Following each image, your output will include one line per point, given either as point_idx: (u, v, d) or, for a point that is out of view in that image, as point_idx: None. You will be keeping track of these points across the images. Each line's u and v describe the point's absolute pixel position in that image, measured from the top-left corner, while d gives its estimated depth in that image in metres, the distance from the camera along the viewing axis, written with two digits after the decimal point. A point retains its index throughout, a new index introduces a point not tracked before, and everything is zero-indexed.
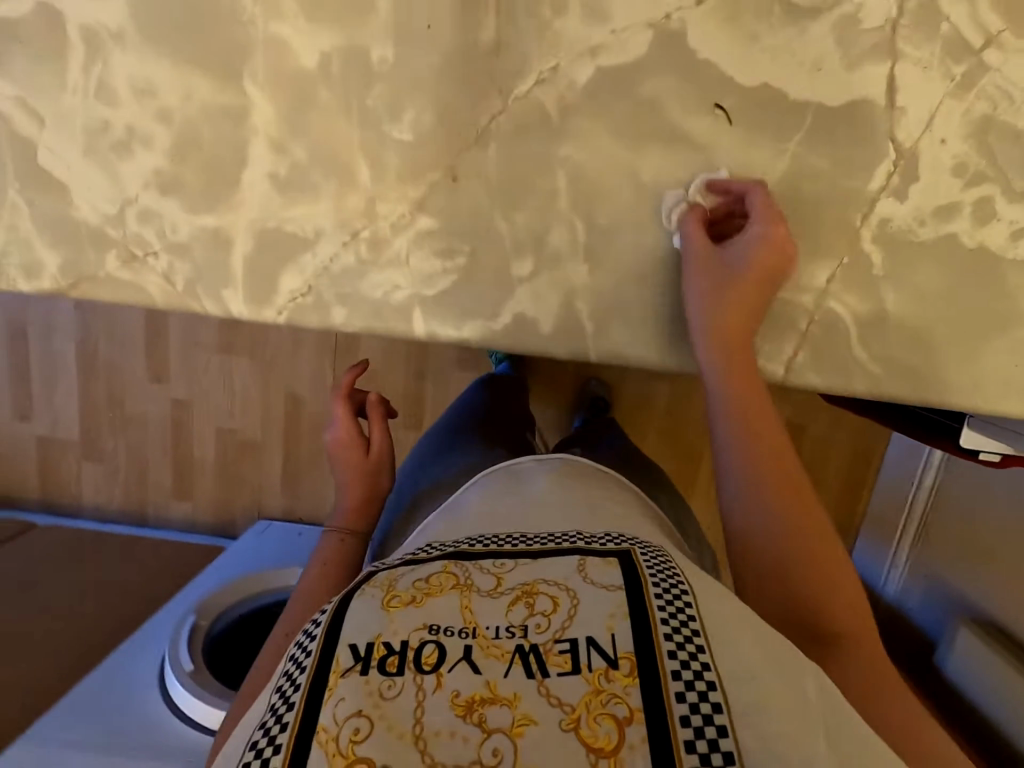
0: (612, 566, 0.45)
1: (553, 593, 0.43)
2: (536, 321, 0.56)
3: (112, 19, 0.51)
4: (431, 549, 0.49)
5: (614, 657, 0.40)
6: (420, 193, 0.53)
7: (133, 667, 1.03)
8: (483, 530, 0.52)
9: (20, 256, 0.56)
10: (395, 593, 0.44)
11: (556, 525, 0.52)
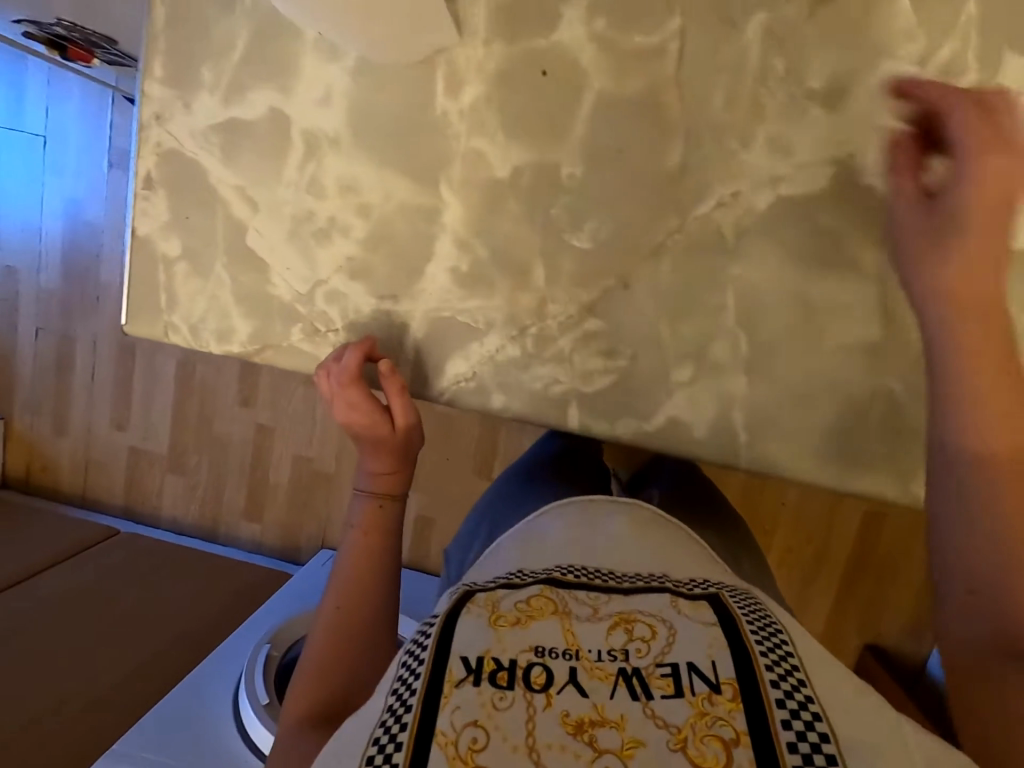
0: (704, 604, 0.45)
1: (650, 621, 0.43)
2: (690, 426, 0.57)
3: (332, 126, 0.57)
4: (523, 576, 0.48)
5: (716, 681, 0.39)
6: (591, 297, 0.56)
7: (211, 684, 1.16)
8: (571, 556, 0.51)
9: (216, 322, 0.62)
10: (499, 611, 0.44)
11: (637, 561, 0.51)
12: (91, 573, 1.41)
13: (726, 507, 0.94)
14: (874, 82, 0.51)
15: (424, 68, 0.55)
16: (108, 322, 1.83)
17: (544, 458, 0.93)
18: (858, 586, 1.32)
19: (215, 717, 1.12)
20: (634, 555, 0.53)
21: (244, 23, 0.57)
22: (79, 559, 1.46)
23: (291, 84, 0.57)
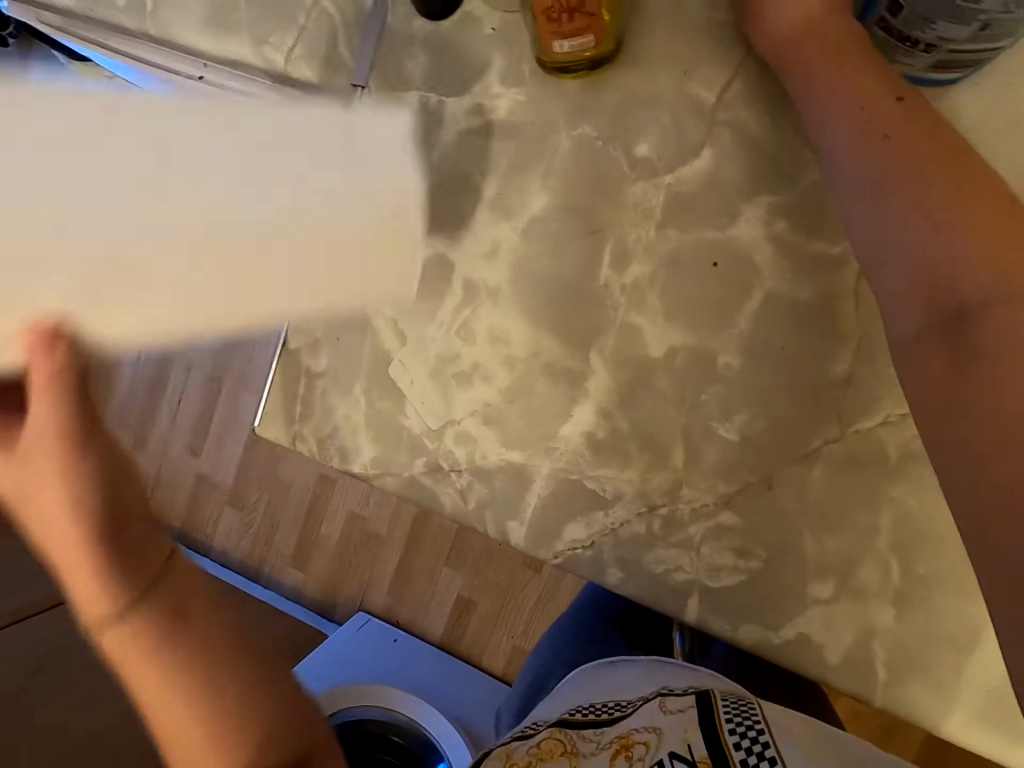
0: (687, 698, 0.57)
1: (645, 739, 0.56)
2: (822, 647, 0.53)
3: (494, 279, 0.59)
4: (536, 725, 0.64)
5: (692, 759, 0.52)
6: (729, 489, 0.54)
7: None
8: (580, 700, 0.66)
9: (342, 440, 0.63)
10: (512, 760, 0.60)
11: (635, 689, 0.65)
12: None
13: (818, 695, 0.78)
14: None
15: (594, 239, 0.56)
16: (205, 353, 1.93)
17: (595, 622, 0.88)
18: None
19: None
20: (637, 679, 0.66)
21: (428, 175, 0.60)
22: None
23: (461, 233, 0.59)
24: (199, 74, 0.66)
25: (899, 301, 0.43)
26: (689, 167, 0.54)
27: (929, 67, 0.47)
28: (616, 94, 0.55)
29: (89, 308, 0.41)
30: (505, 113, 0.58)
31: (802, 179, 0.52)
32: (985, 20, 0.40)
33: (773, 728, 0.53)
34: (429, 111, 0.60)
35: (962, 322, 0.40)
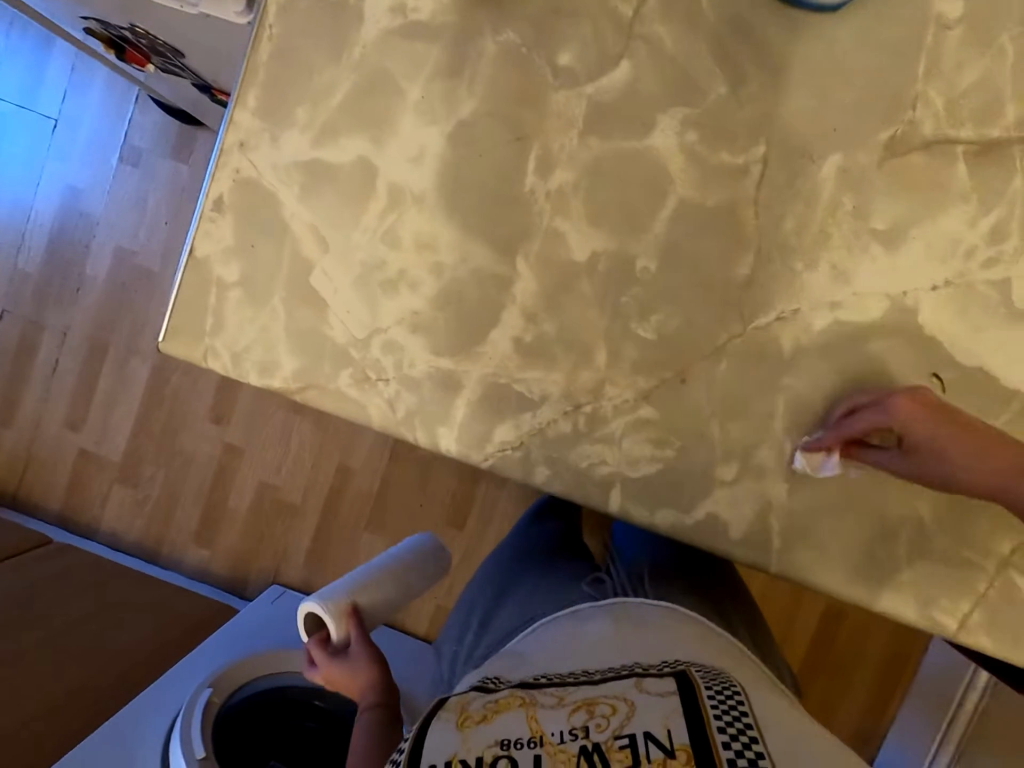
0: (667, 681, 0.57)
1: (611, 702, 0.55)
2: (728, 524, 0.58)
3: (419, 184, 0.58)
4: (498, 684, 0.61)
5: (671, 748, 0.50)
6: (647, 385, 0.58)
7: (147, 709, 1.20)
8: (548, 664, 0.64)
9: (259, 355, 0.60)
10: (467, 713, 0.56)
11: (610, 655, 0.63)
12: (28, 580, 1.37)
13: (736, 597, 0.86)
14: (930, 232, 0.56)
15: (519, 146, 0.57)
16: (85, 316, 1.74)
17: (536, 534, 0.95)
18: (841, 652, 1.30)
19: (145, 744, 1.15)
20: (613, 647, 0.64)
21: (348, 74, 0.58)
22: (21, 557, 1.46)
23: (385, 137, 0.58)
24: None
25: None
26: (608, 78, 0.57)
27: None
28: (536, 2, 0.57)
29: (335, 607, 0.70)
30: (427, 14, 0.57)
31: (710, 93, 0.56)
32: None
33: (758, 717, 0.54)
34: (348, 7, 0.58)
35: None
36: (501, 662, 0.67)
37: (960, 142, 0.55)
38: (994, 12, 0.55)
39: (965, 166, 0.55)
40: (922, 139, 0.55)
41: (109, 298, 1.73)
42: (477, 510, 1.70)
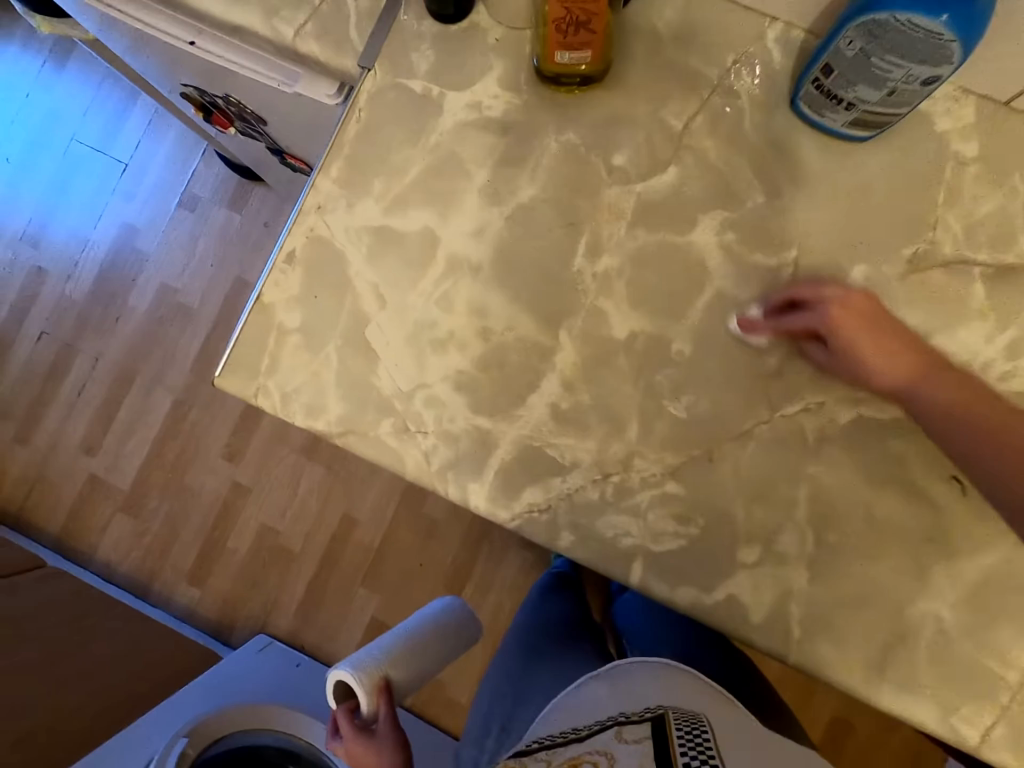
0: (642, 727, 0.64)
1: (593, 760, 0.61)
2: (748, 608, 0.58)
3: (477, 256, 0.63)
4: (534, 744, 0.71)
5: None
6: (675, 462, 0.60)
7: (131, 742, 1.16)
8: (556, 728, 0.73)
9: (308, 397, 0.63)
10: None
11: (596, 716, 0.72)
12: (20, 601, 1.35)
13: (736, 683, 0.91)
14: (949, 343, 0.60)
15: (571, 231, 0.63)
16: (119, 344, 1.81)
17: (547, 615, 1.05)
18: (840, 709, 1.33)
19: None
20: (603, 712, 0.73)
21: (423, 156, 0.65)
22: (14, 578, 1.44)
23: (450, 211, 0.64)
24: (190, 38, 0.69)
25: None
26: (657, 179, 0.63)
27: (851, 121, 0.58)
28: (597, 109, 0.64)
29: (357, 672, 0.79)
30: (500, 111, 0.65)
31: (748, 202, 0.62)
32: (892, 87, 0.52)
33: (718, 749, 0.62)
34: (430, 100, 0.65)
35: None
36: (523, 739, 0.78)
37: (977, 265, 0.60)
38: (1008, 157, 0.61)
39: (982, 288, 0.60)
40: (942, 259, 0.60)
41: (146, 330, 1.80)
42: (476, 574, 1.68)
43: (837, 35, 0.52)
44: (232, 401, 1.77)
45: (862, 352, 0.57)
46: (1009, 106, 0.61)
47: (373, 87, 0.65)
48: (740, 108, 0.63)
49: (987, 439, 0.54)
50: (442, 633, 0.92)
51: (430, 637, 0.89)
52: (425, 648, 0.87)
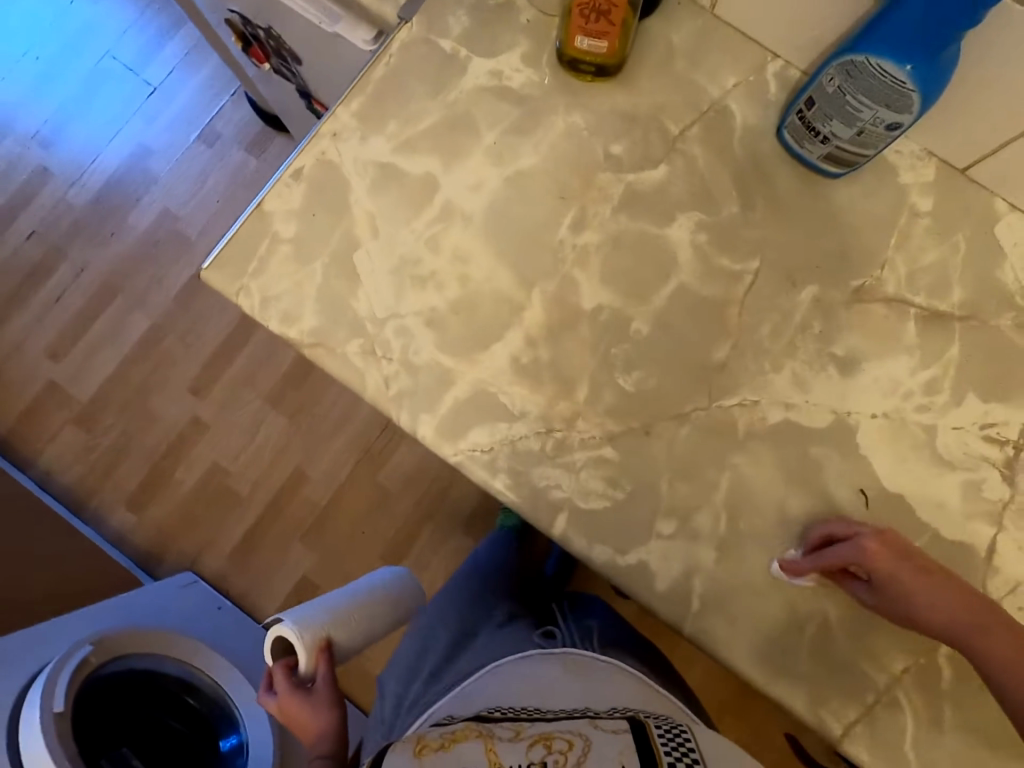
0: (620, 724, 0.64)
1: (568, 740, 0.59)
2: (656, 575, 0.62)
3: (470, 207, 0.68)
4: (497, 713, 0.69)
5: None
6: (615, 430, 0.64)
7: (34, 643, 1.13)
8: (513, 701, 0.72)
9: (286, 305, 0.66)
10: (425, 742, 0.62)
11: (563, 700, 0.71)
12: None
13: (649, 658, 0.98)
14: (877, 370, 0.65)
15: (561, 204, 0.68)
16: (108, 259, 1.80)
17: (489, 567, 1.11)
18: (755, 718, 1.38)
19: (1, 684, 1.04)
20: (568, 695, 0.73)
21: (440, 108, 0.69)
22: None
23: (455, 163, 0.68)
24: None
25: None
26: (647, 174, 0.68)
27: (825, 156, 0.65)
28: (606, 100, 0.69)
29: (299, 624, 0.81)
30: (518, 84, 0.70)
31: (724, 209, 0.68)
32: (861, 127, 0.59)
33: (698, 747, 0.61)
34: (457, 60, 0.70)
35: None
36: (464, 696, 0.76)
37: (914, 306, 0.66)
38: (955, 217, 0.68)
39: (915, 326, 0.66)
40: (884, 295, 0.67)
41: (139, 251, 1.81)
42: (416, 551, 1.70)
43: (822, 73, 0.60)
44: (210, 336, 1.77)
45: (902, 585, 0.58)
46: (964, 173, 0.68)
47: (407, 38, 0.70)
48: (732, 127, 0.69)
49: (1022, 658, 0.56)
50: (391, 601, 0.91)
51: (378, 603, 0.89)
52: (371, 614, 0.86)
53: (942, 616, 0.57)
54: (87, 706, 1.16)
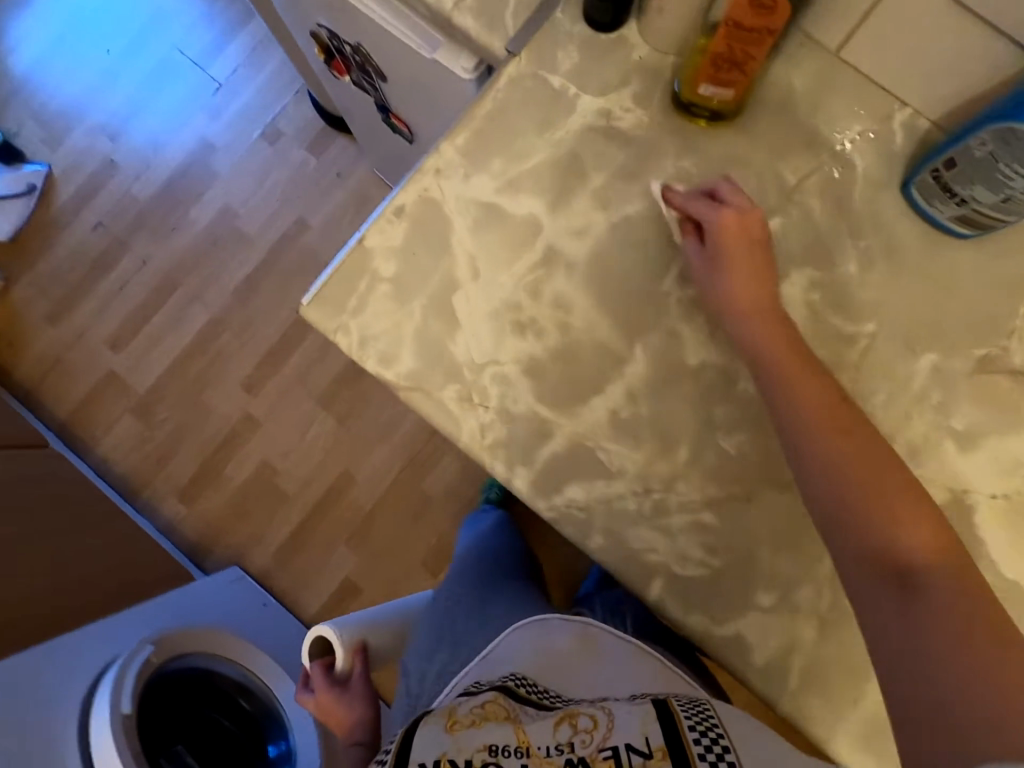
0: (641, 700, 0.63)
1: (592, 718, 0.61)
2: (752, 648, 0.60)
3: (574, 253, 0.66)
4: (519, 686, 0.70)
5: (649, 751, 0.54)
6: (716, 495, 0.62)
7: (99, 642, 1.16)
8: (526, 671, 0.74)
9: (384, 346, 0.65)
10: (456, 716, 0.63)
11: (577, 687, 0.72)
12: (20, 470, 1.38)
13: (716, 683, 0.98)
14: (998, 447, 0.62)
15: (669, 254, 0.65)
16: (170, 253, 1.83)
17: (498, 542, 1.20)
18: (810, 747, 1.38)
19: (72, 684, 1.08)
20: (583, 678, 0.73)
21: (546, 148, 0.67)
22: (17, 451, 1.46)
23: (560, 207, 0.66)
24: None
25: (850, 560, 0.51)
26: None
27: (958, 218, 0.61)
28: (721, 146, 0.66)
29: (341, 631, 1.04)
30: (628, 125, 0.67)
31: (841, 267, 0.64)
32: (1009, 194, 0.55)
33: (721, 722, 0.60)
34: (565, 98, 0.68)
35: (913, 580, 0.49)
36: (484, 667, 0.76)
37: None
38: None
39: None
40: (1010, 367, 0.63)
41: (199, 246, 1.83)
42: None
43: (968, 134, 0.56)
44: (264, 334, 1.79)
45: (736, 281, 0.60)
46: None
47: (514, 73, 0.68)
48: (853, 179, 0.65)
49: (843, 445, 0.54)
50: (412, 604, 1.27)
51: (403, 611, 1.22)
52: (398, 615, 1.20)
53: (778, 351, 0.58)
54: (149, 702, 1.19)
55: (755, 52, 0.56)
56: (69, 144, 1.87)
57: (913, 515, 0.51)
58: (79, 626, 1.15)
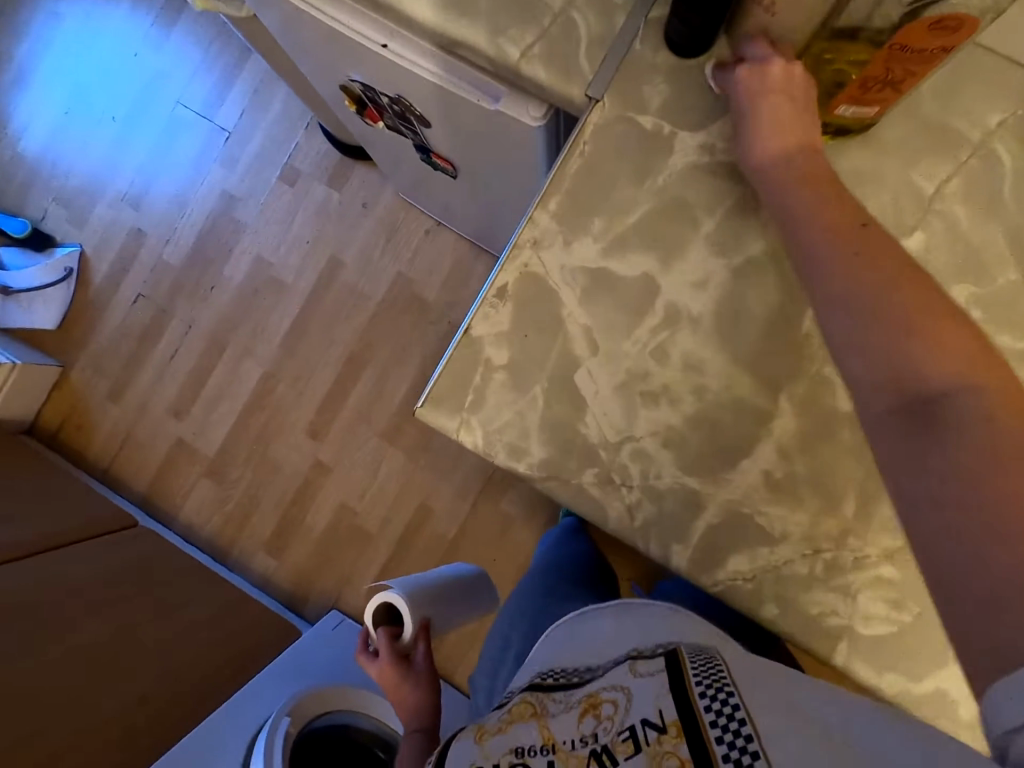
0: (657, 660, 0.54)
1: (613, 698, 0.53)
2: (956, 702, 0.57)
3: (698, 308, 0.61)
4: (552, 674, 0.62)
5: (662, 724, 0.48)
6: (892, 546, 0.58)
7: (235, 715, 1.20)
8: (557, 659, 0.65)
9: (512, 438, 0.62)
10: (485, 729, 0.58)
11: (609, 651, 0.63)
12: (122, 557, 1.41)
13: None
14: None
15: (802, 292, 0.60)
16: (212, 313, 1.82)
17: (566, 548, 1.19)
18: None
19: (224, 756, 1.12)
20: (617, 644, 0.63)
21: (648, 198, 0.62)
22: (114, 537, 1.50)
23: (674, 260, 0.61)
24: (382, 41, 0.70)
25: (871, 391, 0.50)
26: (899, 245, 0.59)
27: None
28: (841, 164, 0.60)
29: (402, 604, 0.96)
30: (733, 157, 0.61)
31: (999, 278, 0.58)
32: None
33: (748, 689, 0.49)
34: (660, 138, 0.62)
35: (931, 407, 0.46)
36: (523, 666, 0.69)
37: None
38: None
39: None
40: None
41: (239, 301, 1.81)
42: None
43: None
44: (319, 379, 1.78)
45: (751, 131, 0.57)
46: None
47: (600, 119, 0.62)
48: (1000, 176, 0.59)
49: (862, 279, 0.51)
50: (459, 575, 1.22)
51: (454, 583, 1.17)
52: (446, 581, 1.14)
53: (793, 193, 0.56)
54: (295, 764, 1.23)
55: (921, 65, 0.50)
56: (94, 219, 1.86)
57: (958, 353, 0.47)
58: (201, 717, 1.17)
